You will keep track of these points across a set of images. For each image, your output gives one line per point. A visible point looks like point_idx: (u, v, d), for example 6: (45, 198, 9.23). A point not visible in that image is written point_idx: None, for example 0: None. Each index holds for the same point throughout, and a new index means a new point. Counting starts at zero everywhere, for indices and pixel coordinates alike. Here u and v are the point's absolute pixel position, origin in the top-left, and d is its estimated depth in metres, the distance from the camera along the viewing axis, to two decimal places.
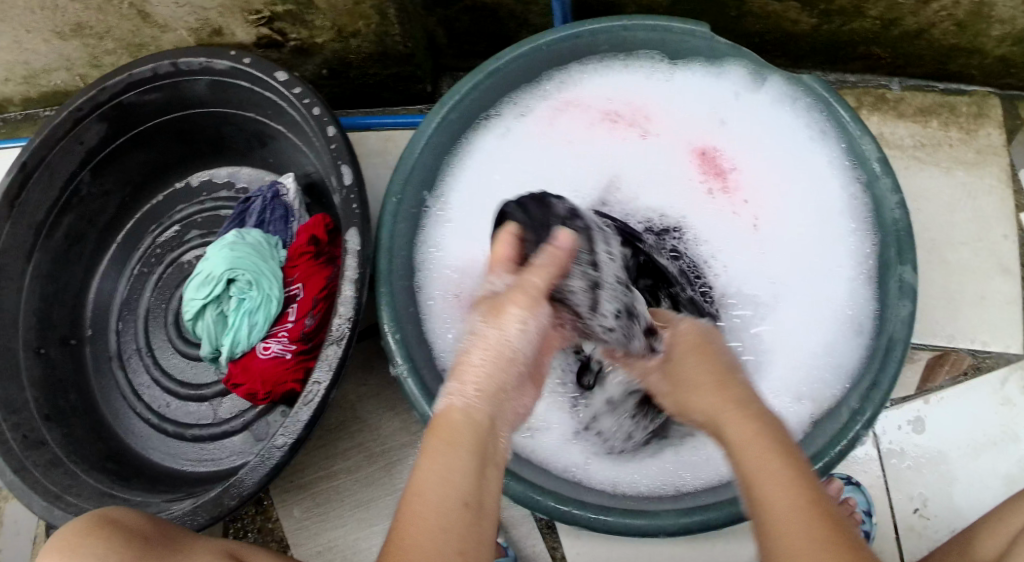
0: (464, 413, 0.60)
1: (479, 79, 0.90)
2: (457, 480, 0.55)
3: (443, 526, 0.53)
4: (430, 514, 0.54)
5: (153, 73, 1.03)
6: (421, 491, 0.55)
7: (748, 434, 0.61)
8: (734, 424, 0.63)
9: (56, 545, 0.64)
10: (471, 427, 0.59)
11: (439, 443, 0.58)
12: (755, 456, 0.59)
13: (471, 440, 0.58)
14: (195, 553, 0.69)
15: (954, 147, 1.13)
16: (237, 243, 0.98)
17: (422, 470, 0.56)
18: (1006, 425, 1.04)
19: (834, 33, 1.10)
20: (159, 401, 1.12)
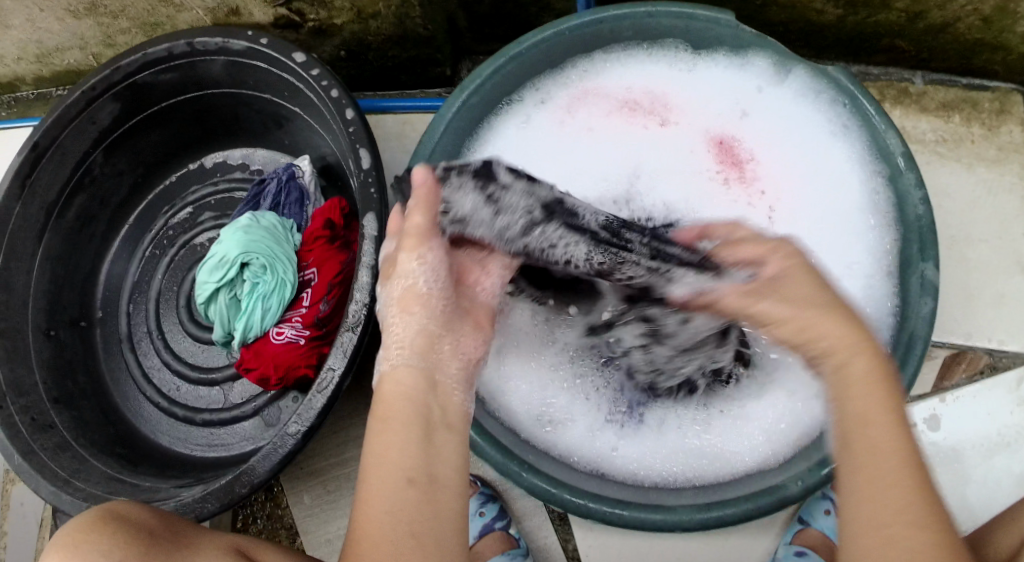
0: (399, 379, 0.61)
1: (501, 62, 0.89)
2: (390, 461, 0.57)
3: (388, 511, 0.55)
4: (377, 503, 0.55)
5: (168, 53, 1.02)
6: (367, 476, 0.57)
7: (866, 379, 0.59)
8: (858, 365, 0.59)
9: (63, 541, 0.63)
10: (408, 396, 0.60)
11: (378, 421, 0.59)
12: (878, 411, 0.57)
13: (408, 416, 0.59)
14: (201, 551, 0.68)
15: (975, 143, 1.11)
16: (250, 227, 0.97)
17: (369, 455, 0.58)
18: (1021, 426, 1.02)
19: (859, 25, 1.08)
20: (169, 384, 1.11)
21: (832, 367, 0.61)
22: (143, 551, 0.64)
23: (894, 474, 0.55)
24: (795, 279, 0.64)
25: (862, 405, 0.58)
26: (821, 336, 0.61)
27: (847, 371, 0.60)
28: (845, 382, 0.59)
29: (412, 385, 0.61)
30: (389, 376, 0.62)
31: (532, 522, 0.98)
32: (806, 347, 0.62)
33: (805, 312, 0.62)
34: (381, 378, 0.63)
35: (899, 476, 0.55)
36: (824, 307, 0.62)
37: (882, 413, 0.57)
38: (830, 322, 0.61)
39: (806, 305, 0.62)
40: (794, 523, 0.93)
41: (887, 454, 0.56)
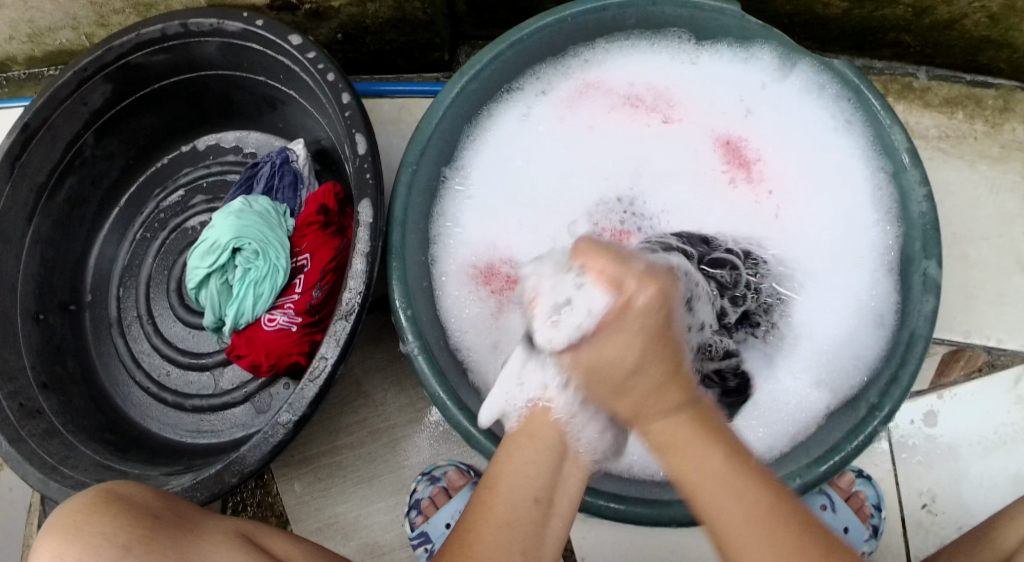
0: (549, 420, 0.66)
1: (501, 49, 0.87)
2: (518, 476, 0.63)
3: (509, 515, 0.61)
4: (500, 502, 0.61)
5: (162, 34, 1.00)
6: (493, 484, 0.63)
7: (681, 435, 0.61)
8: (661, 427, 0.62)
9: (62, 522, 0.62)
10: (552, 436, 0.66)
11: (522, 439, 0.66)
12: (714, 478, 0.59)
13: (549, 448, 0.65)
14: (208, 534, 0.68)
15: (979, 141, 1.10)
16: (243, 211, 0.96)
17: (501, 468, 0.64)
18: (1018, 424, 1.02)
19: (865, 19, 1.07)
20: (159, 369, 1.10)
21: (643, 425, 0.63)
22: (146, 534, 0.63)
23: (743, 533, 0.57)
24: (620, 347, 0.62)
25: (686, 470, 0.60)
26: (632, 410, 0.63)
27: (652, 436, 0.62)
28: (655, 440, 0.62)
29: (556, 430, 0.66)
30: (537, 414, 0.67)
31: None
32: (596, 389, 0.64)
33: (610, 373, 0.62)
34: (528, 415, 0.68)
35: (763, 531, 0.57)
36: (645, 380, 0.62)
37: (711, 472, 0.59)
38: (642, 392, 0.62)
39: (613, 374, 0.62)
40: None
41: (740, 505, 0.58)
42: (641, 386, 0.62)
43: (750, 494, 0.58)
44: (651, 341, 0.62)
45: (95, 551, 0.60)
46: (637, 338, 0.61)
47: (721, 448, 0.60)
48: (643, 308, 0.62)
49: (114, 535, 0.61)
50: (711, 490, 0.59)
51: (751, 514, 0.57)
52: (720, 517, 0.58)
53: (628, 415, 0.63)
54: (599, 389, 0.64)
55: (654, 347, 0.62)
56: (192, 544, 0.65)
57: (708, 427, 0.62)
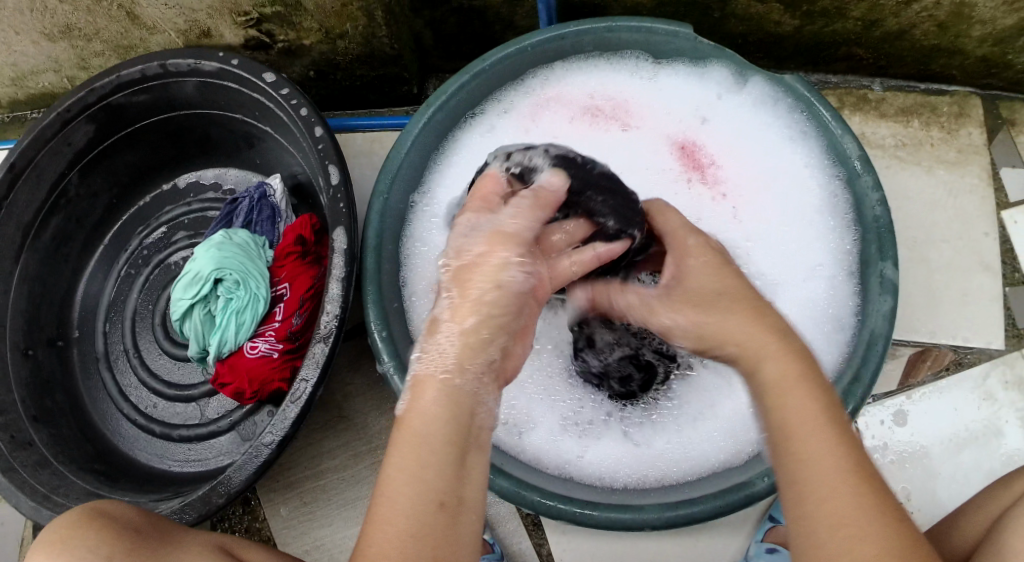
0: (435, 394, 0.61)
1: (465, 79, 0.92)
2: (406, 479, 0.57)
3: (416, 530, 0.55)
4: (399, 522, 0.55)
5: (142, 74, 1.04)
6: (394, 485, 0.57)
7: (786, 374, 0.61)
8: (771, 368, 0.62)
9: (51, 537, 0.66)
10: (440, 413, 0.60)
11: (414, 439, 0.58)
12: (810, 422, 0.59)
13: (443, 435, 0.59)
14: (186, 547, 0.71)
15: (935, 147, 1.14)
16: (224, 243, 0.99)
17: (392, 463, 0.57)
18: (987, 420, 1.05)
19: (818, 34, 1.11)
20: (146, 402, 1.12)
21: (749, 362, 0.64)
22: (128, 547, 0.66)
23: (832, 479, 0.56)
24: (697, 274, 0.71)
25: (787, 405, 0.60)
26: (731, 341, 0.65)
27: (762, 378, 0.62)
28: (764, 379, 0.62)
29: (447, 403, 0.60)
30: (421, 383, 0.61)
31: (506, 528, 0.99)
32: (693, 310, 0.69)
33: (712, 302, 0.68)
34: (413, 386, 0.62)
35: (856, 506, 0.55)
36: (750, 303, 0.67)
37: (808, 415, 0.59)
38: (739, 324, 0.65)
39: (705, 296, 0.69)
40: (766, 521, 0.94)
41: (831, 459, 0.57)
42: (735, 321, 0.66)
43: (842, 441, 0.58)
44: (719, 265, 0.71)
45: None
46: (705, 266, 0.71)
47: (822, 396, 0.60)
48: (691, 242, 0.74)
49: (97, 548, 0.66)
50: (806, 433, 0.58)
51: (838, 471, 0.56)
52: (806, 457, 0.57)
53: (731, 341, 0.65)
54: (703, 316, 0.68)
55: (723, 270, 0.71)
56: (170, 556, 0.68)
57: (813, 371, 0.62)
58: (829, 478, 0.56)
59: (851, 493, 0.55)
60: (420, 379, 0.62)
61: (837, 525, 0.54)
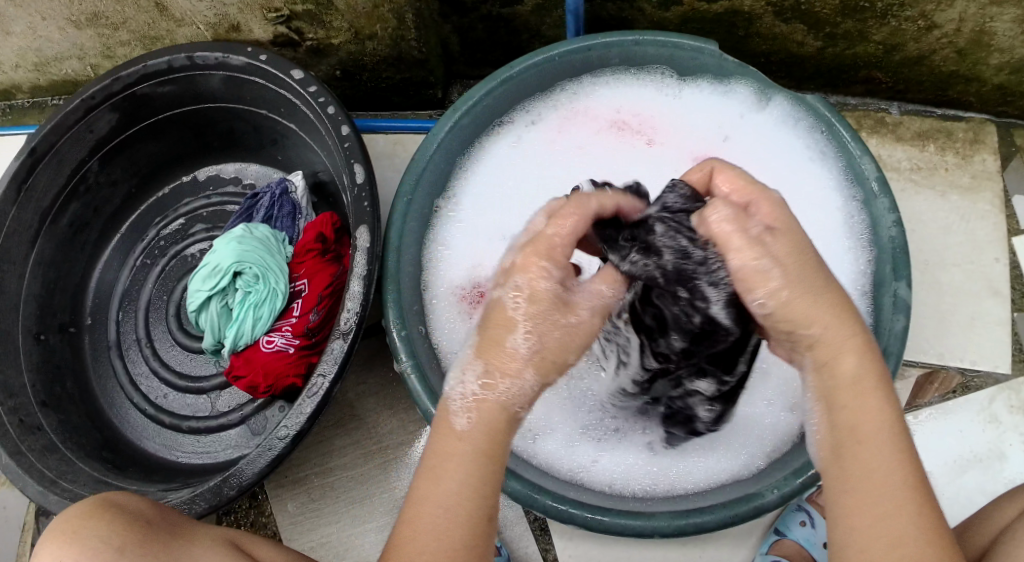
0: (495, 415, 0.60)
1: (493, 85, 0.93)
2: (467, 496, 0.56)
3: (470, 543, 0.55)
4: (457, 533, 0.55)
5: (168, 66, 1.05)
6: (454, 500, 0.56)
7: (865, 375, 0.60)
8: (848, 364, 0.61)
9: (61, 526, 0.67)
10: (498, 434, 0.60)
11: (480, 457, 0.58)
12: (881, 428, 0.59)
13: (504, 455, 0.59)
14: (196, 537, 0.71)
15: (949, 172, 1.15)
16: (244, 237, 1.00)
17: (452, 478, 0.57)
18: (992, 444, 1.05)
19: (838, 56, 1.13)
20: (156, 392, 1.12)
21: (818, 359, 0.62)
22: (138, 537, 0.67)
23: (894, 491, 0.57)
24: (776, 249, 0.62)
25: (858, 409, 0.60)
26: (820, 323, 0.61)
27: (839, 370, 0.61)
28: (841, 374, 0.61)
29: (505, 426, 0.60)
30: (483, 403, 0.60)
31: (512, 532, 0.99)
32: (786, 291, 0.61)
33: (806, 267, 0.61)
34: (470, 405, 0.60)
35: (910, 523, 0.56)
36: (818, 292, 0.61)
37: (879, 427, 0.59)
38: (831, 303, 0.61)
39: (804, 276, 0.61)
40: (771, 535, 0.96)
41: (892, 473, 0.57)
42: (821, 311, 0.61)
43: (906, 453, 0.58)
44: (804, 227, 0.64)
45: (92, 551, 0.65)
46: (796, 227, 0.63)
47: (892, 406, 0.60)
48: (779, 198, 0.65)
49: (109, 538, 0.66)
50: (871, 442, 0.59)
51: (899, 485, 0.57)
52: (871, 466, 0.58)
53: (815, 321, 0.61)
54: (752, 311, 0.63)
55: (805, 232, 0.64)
56: (181, 545, 0.69)
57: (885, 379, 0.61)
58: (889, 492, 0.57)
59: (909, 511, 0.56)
60: (484, 400, 0.60)
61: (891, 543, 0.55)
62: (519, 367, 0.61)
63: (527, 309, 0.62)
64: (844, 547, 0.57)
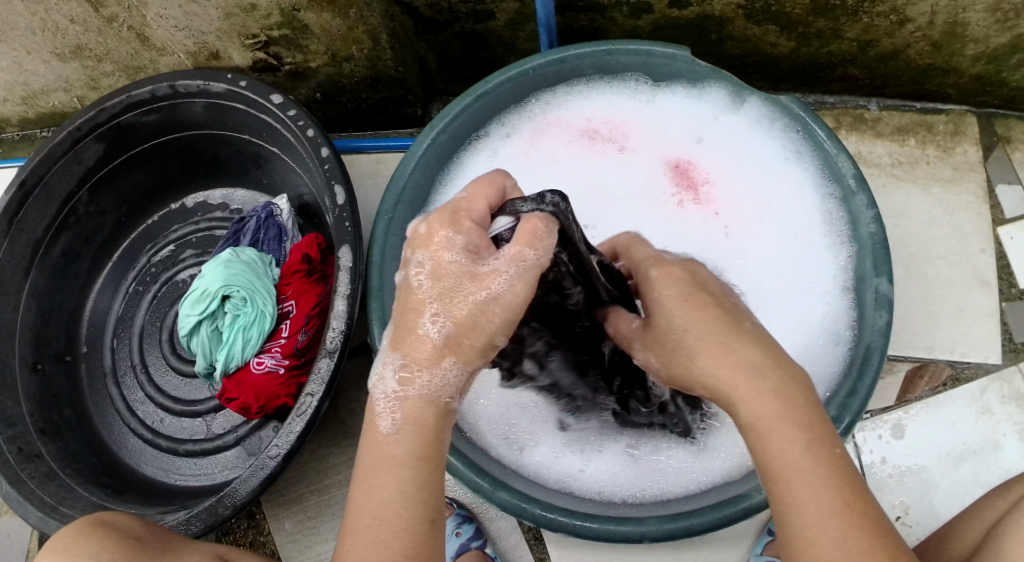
0: (420, 414, 0.60)
1: (468, 102, 0.94)
2: (403, 503, 0.57)
3: (410, 551, 0.56)
4: (394, 544, 0.56)
5: (151, 95, 1.06)
6: (388, 513, 0.57)
7: (769, 410, 0.58)
8: (766, 407, 0.58)
9: (54, 545, 0.68)
10: (427, 434, 0.60)
11: (413, 462, 0.58)
12: (795, 459, 0.56)
13: (439, 455, 0.60)
14: (185, 555, 0.73)
15: (931, 165, 1.16)
16: (231, 261, 1.01)
17: (384, 489, 0.57)
18: (986, 434, 1.06)
19: (813, 55, 1.14)
20: (153, 417, 1.13)
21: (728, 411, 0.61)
22: (131, 552, 0.69)
23: (819, 523, 0.54)
24: (665, 318, 0.64)
25: (770, 445, 0.57)
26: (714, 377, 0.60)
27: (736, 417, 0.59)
28: (743, 419, 0.59)
29: (432, 422, 0.60)
30: (407, 406, 0.60)
31: (507, 543, 1.00)
32: (681, 371, 0.63)
33: (679, 350, 0.62)
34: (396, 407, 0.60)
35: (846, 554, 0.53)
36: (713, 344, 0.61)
37: (795, 461, 0.56)
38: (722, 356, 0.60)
39: (675, 340, 0.63)
40: (765, 536, 0.95)
41: (815, 502, 0.55)
42: (730, 358, 0.60)
43: (825, 477, 0.55)
44: (693, 293, 0.64)
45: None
46: (676, 301, 0.63)
47: (806, 432, 0.57)
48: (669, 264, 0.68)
49: (100, 554, 0.67)
50: (795, 480, 0.56)
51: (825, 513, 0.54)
52: (793, 501, 0.55)
53: (702, 384, 0.62)
54: (671, 364, 0.64)
55: (698, 298, 0.63)
56: None
57: (795, 404, 0.58)
58: (818, 533, 0.54)
59: (836, 542, 0.53)
60: (406, 399, 0.60)
61: None
62: (434, 354, 0.60)
63: (432, 286, 0.60)
64: None
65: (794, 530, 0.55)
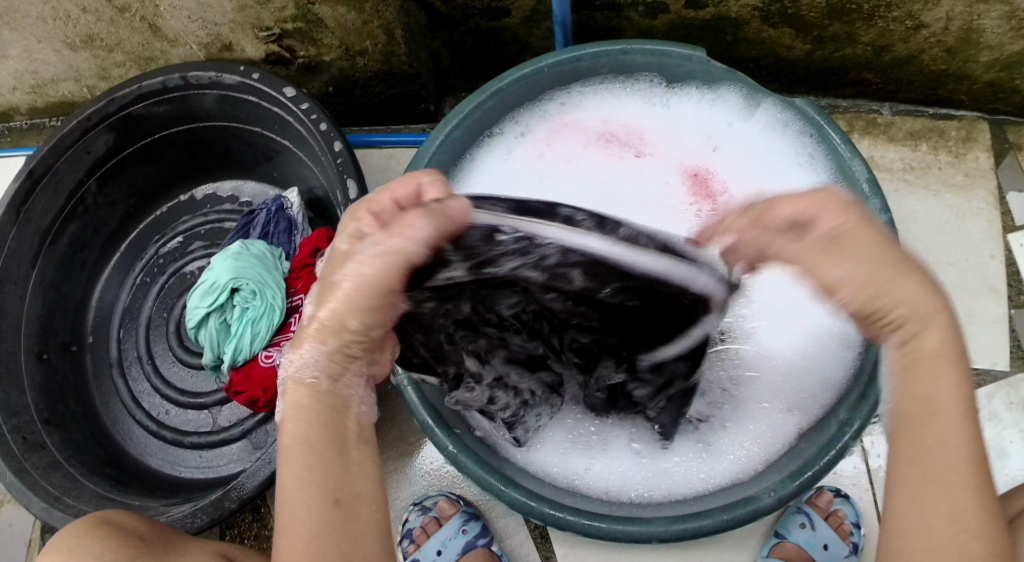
0: (302, 399, 0.61)
1: (482, 98, 0.94)
2: (305, 492, 0.58)
3: (317, 533, 0.57)
4: (302, 530, 0.57)
5: (162, 86, 1.06)
6: (292, 501, 0.58)
7: (934, 354, 0.56)
8: (932, 339, 0.56)
9: (59, 544, 0.69)
10: (316, 418, 0.61)
11: (300, 448, 0.59)
12: (947, 407, 0.55)
13: (329, 431, 0.60)
14: (193, 550, 0.73)
15: (942, 171, 1.16)
16: (241, 253, 1.01)
17: (289, 479, 0.59)
18: (992, 441, 1.05)
19: (827, 59, 1.13)
20: (158, 408, 1.13)
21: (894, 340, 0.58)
22: (133, 551, 0.69)
23: (951, 469, 0.54)
24: (859, 239, 0.57)
25: (921, 389, 0.56)
26: (891, 302, 0.57)
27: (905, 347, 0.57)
28: (914, 350, 0.57)
29: (317, 405, 0.61)
30: (292, 393, 0.61)
31: (513, 542, 1.00)
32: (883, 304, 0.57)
33: (877, 278, 0.56)
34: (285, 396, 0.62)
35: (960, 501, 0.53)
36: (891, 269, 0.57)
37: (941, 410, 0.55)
38: (898, 280, 0.56)
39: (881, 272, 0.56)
40: (772, 537, 0.97)
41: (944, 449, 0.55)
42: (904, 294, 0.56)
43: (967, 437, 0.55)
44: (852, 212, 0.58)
45: None
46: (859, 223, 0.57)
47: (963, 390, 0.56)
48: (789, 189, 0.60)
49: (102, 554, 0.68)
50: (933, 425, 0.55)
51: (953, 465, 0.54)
52: (930, 443, 0.55)
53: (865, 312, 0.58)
54: (861, 293, 0.57)
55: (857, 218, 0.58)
56: None
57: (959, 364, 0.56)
58: (947, 478, 0.54)
59: (964, 491, 0.53)
60: (296, 387, 0.61)
61: (940, 516, 0.54)
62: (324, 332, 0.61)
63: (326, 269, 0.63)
64: (896, 518, 0.55)
65: (917, 462, 0.55)
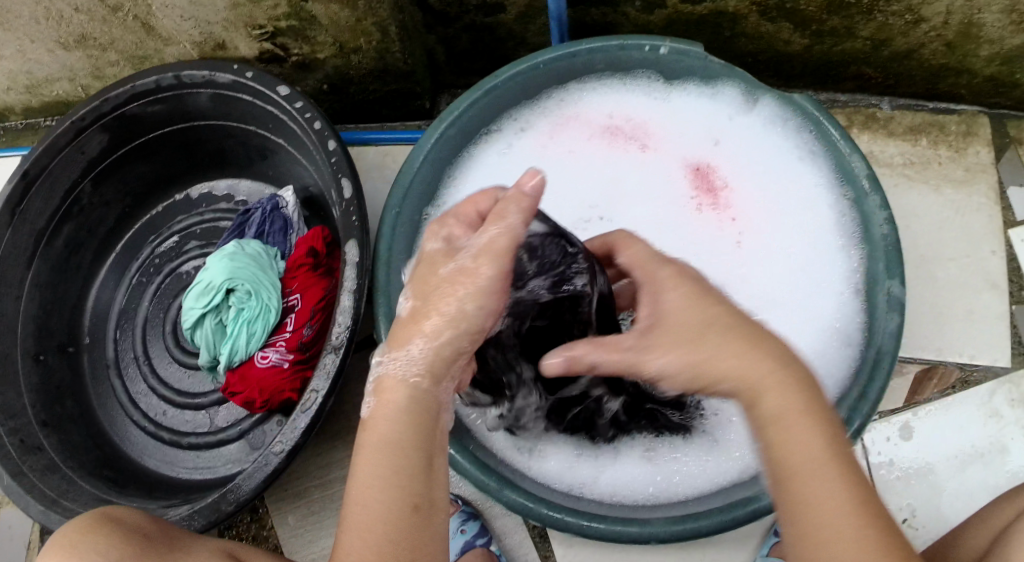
0: (397, 394, 0.60)
1: (477, 95, 0.93)
2: (382, 489, 0.57)
3: (393, 535, 0.56)
4: (376, 527, 0.57)
5: (156, 85, 1.05)
6: (366, 498, 0.58)
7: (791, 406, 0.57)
8: (774, 401, 0.58)
9: (59, 542, 0.68)
10: (404, 418, 0.59)
11: (386, 448, 0.59)
12: (817, 450, 0.56)
13: (424, 430, 0.60)
14: (191, 551, 0.72)
15: (942, 165, 1.15)
16: (236, 254, 1.00)
17: (364, 471, 0.58)
18: (994, 438, 1.04)
19: (826, 53, 1.12)
20: (156, 409, 1.12)
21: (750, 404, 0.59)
22: (137, 551, 0.68)
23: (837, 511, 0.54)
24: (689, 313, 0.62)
25: (792, 441, 0.56)
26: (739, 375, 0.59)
27: (761, 409, 0.58)
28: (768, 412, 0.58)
29: (409, 404, 0.60)
30: (385, 387, 0.61)
31: (512, 541, 1.00)
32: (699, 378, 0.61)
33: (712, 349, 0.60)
34: (377, 387, 0.61)
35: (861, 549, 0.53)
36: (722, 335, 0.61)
37: (814, 458, 0.56)
38: (736, 351, 0.60)
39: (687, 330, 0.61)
40: (771, 537, 0.94)
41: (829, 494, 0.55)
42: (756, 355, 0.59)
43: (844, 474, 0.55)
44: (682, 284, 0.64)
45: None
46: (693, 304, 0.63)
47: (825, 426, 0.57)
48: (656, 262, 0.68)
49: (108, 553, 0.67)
50: (810, 476, 0.55)
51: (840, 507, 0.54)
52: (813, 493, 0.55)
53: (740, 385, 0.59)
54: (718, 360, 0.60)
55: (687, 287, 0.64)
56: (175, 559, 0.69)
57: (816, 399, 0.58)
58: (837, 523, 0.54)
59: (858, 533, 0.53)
60: (389, 382, 0.60)
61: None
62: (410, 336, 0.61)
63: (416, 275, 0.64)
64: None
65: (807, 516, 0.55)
